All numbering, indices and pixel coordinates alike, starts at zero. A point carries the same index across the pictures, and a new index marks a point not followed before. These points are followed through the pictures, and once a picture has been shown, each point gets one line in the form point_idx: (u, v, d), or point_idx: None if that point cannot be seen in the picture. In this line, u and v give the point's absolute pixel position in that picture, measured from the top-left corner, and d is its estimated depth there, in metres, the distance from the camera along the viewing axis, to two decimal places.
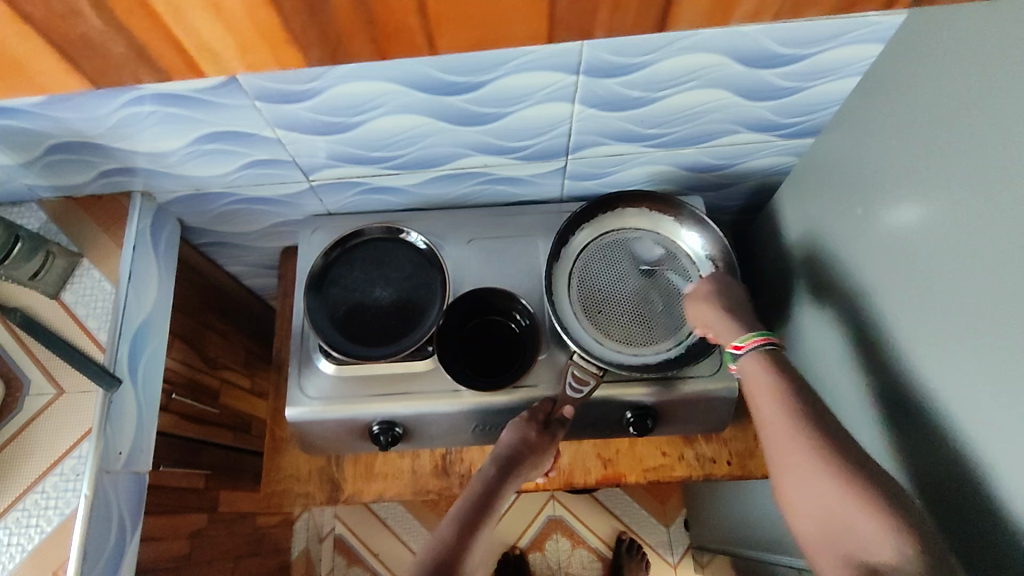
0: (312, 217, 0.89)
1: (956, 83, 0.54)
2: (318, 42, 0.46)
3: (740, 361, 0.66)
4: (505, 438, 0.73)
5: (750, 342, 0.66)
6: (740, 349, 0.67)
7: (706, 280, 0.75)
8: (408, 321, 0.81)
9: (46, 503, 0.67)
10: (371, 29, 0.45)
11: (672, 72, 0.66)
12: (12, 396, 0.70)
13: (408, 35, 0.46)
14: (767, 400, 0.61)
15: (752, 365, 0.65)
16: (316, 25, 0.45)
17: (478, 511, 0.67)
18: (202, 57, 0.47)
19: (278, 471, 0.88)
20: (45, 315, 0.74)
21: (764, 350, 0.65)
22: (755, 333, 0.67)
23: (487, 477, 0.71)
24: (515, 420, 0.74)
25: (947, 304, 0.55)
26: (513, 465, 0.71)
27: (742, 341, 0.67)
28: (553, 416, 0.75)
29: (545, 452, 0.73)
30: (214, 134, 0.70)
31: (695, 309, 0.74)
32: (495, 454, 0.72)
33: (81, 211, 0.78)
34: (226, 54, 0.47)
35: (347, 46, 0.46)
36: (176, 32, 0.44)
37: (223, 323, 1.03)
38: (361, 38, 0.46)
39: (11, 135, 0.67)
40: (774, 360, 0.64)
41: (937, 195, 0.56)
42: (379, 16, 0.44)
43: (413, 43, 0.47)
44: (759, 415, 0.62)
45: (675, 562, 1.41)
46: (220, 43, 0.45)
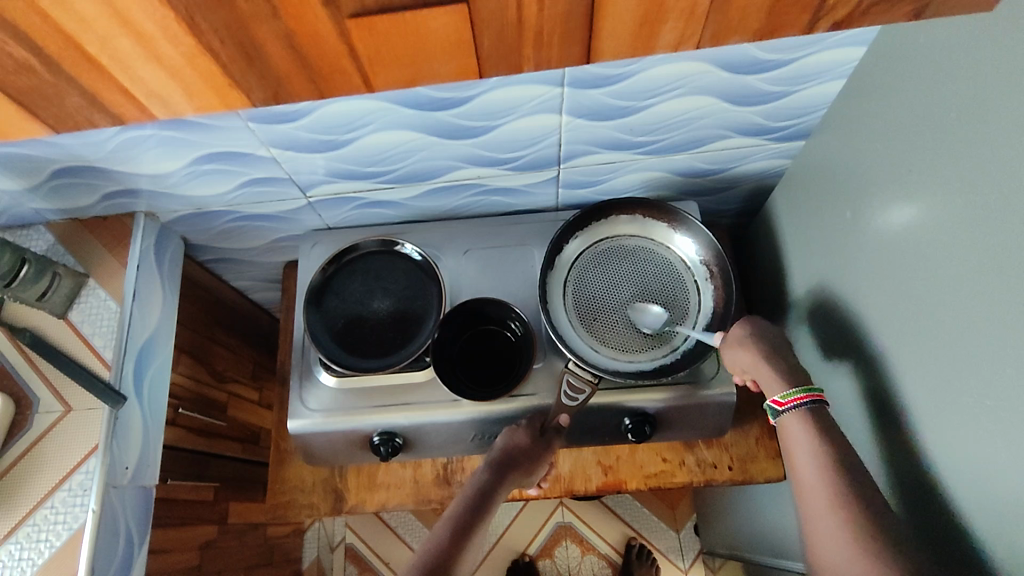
0: (312, 232, 0.90)
1: (939, 85, 0.53)
2: (260, 86, 0.48)
3: (780, 417, 0.67)
4: (499, 443, 0.75)
5: (791, 398, 0.67)
6: (782, 405, 0.67)
7: (743, 325, 0.74)
8: (405, 332, 0.82)
9: (55, 518, 0.69)
10: (310, 72, 0.47)
11: (657, 81, 0.67)
12: (22, 415, 0.72)
13: (345, 78, 0.48)
14: (804, 458, 0.63)
15: (794, 423, 0.66)
16: (254, 71, 0.47)
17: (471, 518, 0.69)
18: (154, 105, 0.50)
19: (284, 482, 0.89)
20: (54, 335, 0.76)
21: (808, 408, 0.66)
22: (797, 389, 0.67)
23: (481, 482, 0.72)
24: (509, 428, 0.75)
25: (937, 307, 0.55)
26: (507, 470, 0.72)
27: (783, 397, 0.68)
28: (548, 425, 0.76)
29: (540, 460, 0.74)
30: (211, 154, 0.71)
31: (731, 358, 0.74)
32: (488, 459, 0.74)
33: (87, 232, 0.81)
34: (176, 100, 0.49)
35: (288, 87, 0.48)
36: (126, 82, 0.47)
37: (230, 338, 1.05)
38: (303, 81, 0.48)
39: (16, 161, 0.70)
40: (817, 419, 0.65)
41: (925, 197, 0.56)
42: (312, 59, 0.46)
43: (351, 82, 0.49)
44: (797, 475, 0.63)
45: (686, 567, 1.40)
46: (170, 92, 0.49)
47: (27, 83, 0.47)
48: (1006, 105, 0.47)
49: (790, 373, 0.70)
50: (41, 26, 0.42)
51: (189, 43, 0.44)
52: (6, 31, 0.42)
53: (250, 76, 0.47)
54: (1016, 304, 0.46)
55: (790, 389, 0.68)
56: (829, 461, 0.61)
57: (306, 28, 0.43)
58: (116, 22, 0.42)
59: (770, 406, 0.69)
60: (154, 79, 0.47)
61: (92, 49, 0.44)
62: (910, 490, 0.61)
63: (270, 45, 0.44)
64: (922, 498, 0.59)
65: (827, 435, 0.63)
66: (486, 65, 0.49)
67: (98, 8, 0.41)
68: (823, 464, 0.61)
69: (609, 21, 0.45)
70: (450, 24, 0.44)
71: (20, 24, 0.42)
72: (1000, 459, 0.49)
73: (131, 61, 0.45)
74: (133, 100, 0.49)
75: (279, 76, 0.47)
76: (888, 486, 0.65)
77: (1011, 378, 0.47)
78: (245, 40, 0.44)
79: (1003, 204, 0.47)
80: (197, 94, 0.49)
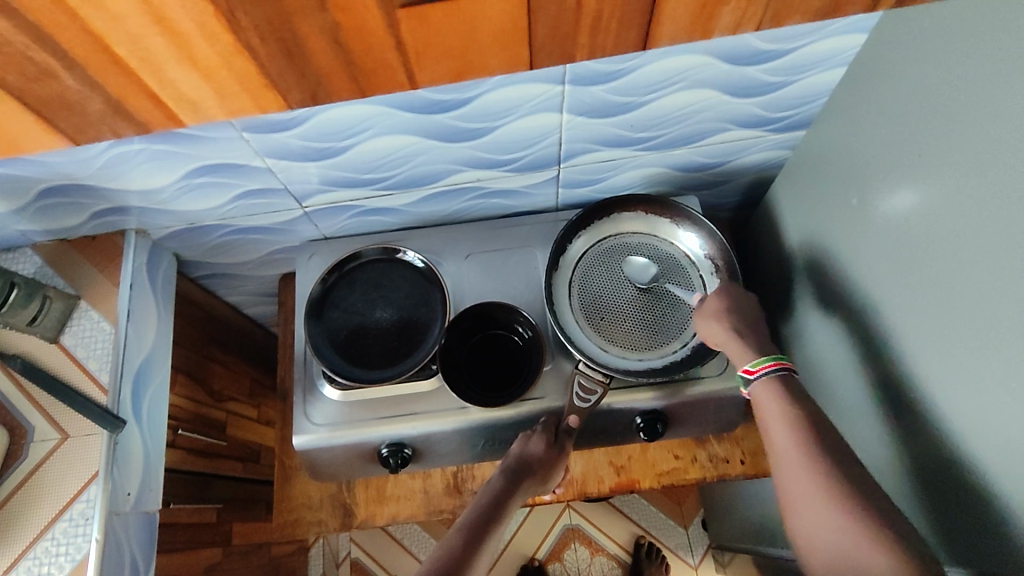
0: (309, 243, 0.88)
1: (942, 70, 0.53)
2: (298, 86, 0.49)
3: (752, 386, 0.67)
4: (514, 448, 0.74)
5: (762, 367, 0.66)
6: (753, 373, 0.67)
7: (715, 295, 0.74)
8: (410, 341, 0.80)
9: (56, 550, 0.66)
10: (353, 69, 0.48)
11: (656, 76, 0.66)
12: (17, 444, 0.70)
13: (390, 72, 0.49)
14: (779, 424, 0.61)
15: (766, 393, 0.64)
16: (294, 69, 0.47)
17: (488, 521, 0.66)
18: (183, 111, 0.51)
19: (290, 500, 0.87)
20: (46, 361, 0.73)
21: (776, 376, 0.65)
22: (766, 358, 0.67)
23: (496, 488, 0.70)
24: (522, 435, 0.74)
25: (948, 292, 0.55)
26: (521, 473, 0.71)
27: (754, 365, 0.67)
28: (560, 428, 0.75)
29: (555, 464, 0.73)
30: (204, 167, 0.69)
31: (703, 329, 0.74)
32: (502, 464, 0.72)
33: (77, 252, 0.78)
34: (208, 105, 0.51)
35: (328, 87, 0.50)
36: (155, 86, 0.48)
37: (227, 354, 1.02)
38: (343, 78, 0.49)
39: (0, 183, 0.67)
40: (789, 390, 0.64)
41: (929, 183, 0.56)
42: (357, 56, 0.47)
43: (395, 77, 0.50)
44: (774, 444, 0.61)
45: (696, 564, 1.39)
46: (202, 95, 0.49)
47: (48, 91, 0.47)
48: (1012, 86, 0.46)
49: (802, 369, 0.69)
50: (67, 29, 0.42)
51: (227, 39, 0.44)
52: (31, 34, 0.42)
53: (288, 76, 0.48)
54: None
55: (760, 357, 0.68)
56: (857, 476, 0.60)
57: (354, 21, 0.44)
58: (151, 20, 0.42)
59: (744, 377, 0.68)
60: (186, 81, 0.48)
61: (123, 50, 0.44)
62: (929, 476, 0.61)
63: (312, 38, 0.45)
64: (943, 484, 0.59)
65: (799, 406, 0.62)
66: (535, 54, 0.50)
67: (132, 5, 0.41)
68: (796, 428, 0.60)
69: (669, 7, 0.47)
70: (506, 10, 0.45)
71: (44, 25, 0.41)
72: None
73: (162, 62, 0.45)
74: (161, 104, 0.50)
75: (319, 74, 0.48)
76: (907, 475, 0.65)
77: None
78: (286, 35, 0.44)
79: (1011, 187, 0.47)
80: (229, 95, 0.50)
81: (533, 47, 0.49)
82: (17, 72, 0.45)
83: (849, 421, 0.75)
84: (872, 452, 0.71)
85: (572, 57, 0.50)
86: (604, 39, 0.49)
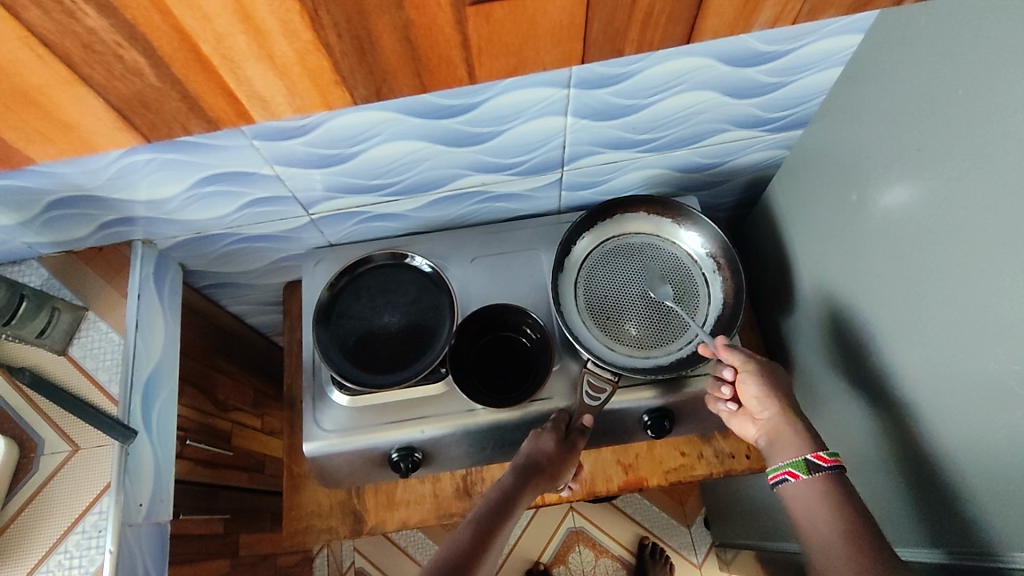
0: (314, 250, 0.89)
1: (938, 67, 0.55)
2: (364, 82, 0.56)
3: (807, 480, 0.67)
4: (525, 447, 0.74)
5: (834, 460, 0.67)
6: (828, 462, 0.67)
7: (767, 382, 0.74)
8: (419, 344, 0.81)
9: (69, 562, 0.66)
10: (418, 66, 0.55)
11: (659, 78, 0.68)
12: (26, 458, 0.69)
13: (451, 69, 0.56)
14: (823, 509, 0.65)
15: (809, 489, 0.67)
16: (363, 66, 0.54)
17: (496, 517, 0.66)
18: (255, 107, 0.58)
19: (299, 509, 0.87)
20: (56, 373, 0.73)
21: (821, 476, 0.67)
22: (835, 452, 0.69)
23: (506, 483, 0.71)
24: (534, 431, 0.75)
25: (951, 281, 0.56)
26: (532, 471, 0.71)
27: (827, 454, 0.68)
28: (572, 425, 0.76)
29: (566, 461, 0.74)
30: (213, 176, 0.70)
31: (753, 391, 0.73)
32: (514, 462, 0.73)
33: (83, 263, 0.78)
34: (277, 100, 0.57)
35: (392, 82, 0.56)
36: (234, 84, 0.54)
37: (231, 364, 1.02)
38: (408, 73, 0.56)
39: (10, 195, 0.67)
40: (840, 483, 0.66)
41: (928, 177, 0.58)
42: (423, 53, 0.54)
43: (455, 74, 0.57)
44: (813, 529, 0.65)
45: (699, 563, 1.40)
46: (274, 93, 0.56)
47: (131, 87, 0.53)
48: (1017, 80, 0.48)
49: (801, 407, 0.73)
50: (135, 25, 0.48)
51: (306, 38, 0.50)
52: (125, 33, 0.47)
53: (357, 73, 0.55)
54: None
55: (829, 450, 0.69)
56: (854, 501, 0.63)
57: (425, 18, 0.50)
58: (238, 20, 0.48)
59: (806, 459, 0.68)
60: (262, 79, 0.54)
61: (208, 48, 0.50)
62: (935, 461, 0.63)
63: (385, 39, 0.52)
64: (954, 467, 0.60)
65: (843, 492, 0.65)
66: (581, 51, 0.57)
67: (224, 8, 0.47)
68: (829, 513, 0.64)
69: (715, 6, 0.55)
70: (565, 8, 0.52)
71: (138, 23, 0.47)
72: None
73: (243, 62, 0.52)
74: (235, 101, 0.57)
75: (384, 73, 0.55)
76: (914, 461, 0.66)
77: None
78: (360, 33, 0.50)
79: (1011, 177, 0.49)
80: (300, 94, 0.57)
81: (585, 42, 0.56)
82: (104, 69, 0.51)
83: (853, 412, 0.77)
84: (876, 442, 0.73)
85: (619, 50, 0.58)
86: (649, 37, 0.56)
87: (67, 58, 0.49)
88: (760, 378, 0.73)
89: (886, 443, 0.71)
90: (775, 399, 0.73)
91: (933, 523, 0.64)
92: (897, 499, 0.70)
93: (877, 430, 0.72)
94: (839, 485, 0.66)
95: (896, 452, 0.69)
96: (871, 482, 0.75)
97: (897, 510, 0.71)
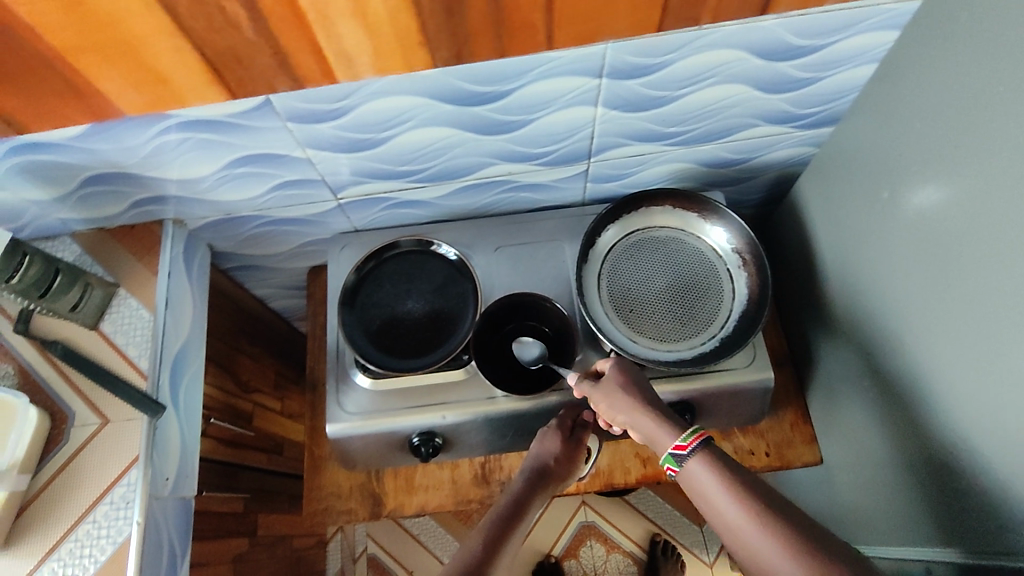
0: (340, 235, 0.90)
1: (976, 63, 0.55)
2: (448, 44, 0.56)
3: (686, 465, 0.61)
4: (533, 450, 0.74)
5: (691, 441, 0.61)
6: (686, 448, 0.61)
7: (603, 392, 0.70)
8: (442, 331, 0.81)
9: (98, 532, 0.67)
10: (500, 29, 0.55)
11: (691, 70, 0.67)
12: (58, 429, 0.71)
13: (532, 32, 0.56)
14: (723, 497, 0.57)
15: (698, 472, 0.60)
16: (448, 29, 0.54)
17: (510, 518, 0.67)
18: (340, 66, 0.56)
19: (320, 489, 0.87)
20: (87, 347, 0.74)
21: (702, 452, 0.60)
22: (692, 430, 0.62)
23: (518, 485, 0.71)
24: (542, 430, 0.76)
25: (984, 279, 0.56)
26: (543, 476, 0.71)
27: (684, 439, 0.62)
28: (579, 422, 0.77)
29: (575, 458, 0.74)
30: (246, 157, 0.71)
31: (608, 405, 0.69)
32: (524, 466, 0.73)
33: (115, 240, 0.80)
34: (362, 61, 0.56)
35: (472, 47, 0.56)
36: (324, 42, 0.53)
37: (253, 347, 1.03)
38: (488, 39, 0.56)
39: (48, 170, 0.69)
40: (719, 458, 0.60)
41: (964, 174, 0.57)
42: (508, 14, 0.53)
43: (534, 38, 0.57)
44: (720, 518, 0.57)
45: (711, 561, 1.39)
46: (360, 51, 0.55)
47: (227, 41, 0.52)
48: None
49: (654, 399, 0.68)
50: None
51: None
52: None
53: (442, 33, 0.54)
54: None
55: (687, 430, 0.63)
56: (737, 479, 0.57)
57: None
58: None
59: (670, 452, 0.62)
60: (351, 35, 0.53)
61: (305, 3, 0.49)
62: (961, 462, 0.62)
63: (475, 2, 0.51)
64: (979, 468, 0.60)
65: (730, 468, 0.59)
66: (666, 16, 0.56)
67: None
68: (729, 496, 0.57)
69: None
70: None
71: None
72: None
73: (337, 17, 0.51)
74: (322, 59, 0.55)
75: (467, 33, 0.55)
76: (938, 463, 0.66)
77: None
78: None
79: None
80: (383, 54, 0.56)
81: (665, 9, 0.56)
82: (205, 21, 0.50)
83: (876, 412, 0.76)
84: (899, 442, 0.73)
85: (696, 17, 0.57)
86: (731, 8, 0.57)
87: (174, 12, 0.48)
88: (608, 388, 0.70)
89: (909, 443, 0.70)
90: (623, 404, 0.68)
91: (956, 523, 0.64)
92: (919, 500, 0.70)
93: (901, 429, 0.72)
94: (721, 462, 0.60)
95: (919, 453, 0.69)
96: (892, 482, 0.75)
97: (918, 511, 0.71)
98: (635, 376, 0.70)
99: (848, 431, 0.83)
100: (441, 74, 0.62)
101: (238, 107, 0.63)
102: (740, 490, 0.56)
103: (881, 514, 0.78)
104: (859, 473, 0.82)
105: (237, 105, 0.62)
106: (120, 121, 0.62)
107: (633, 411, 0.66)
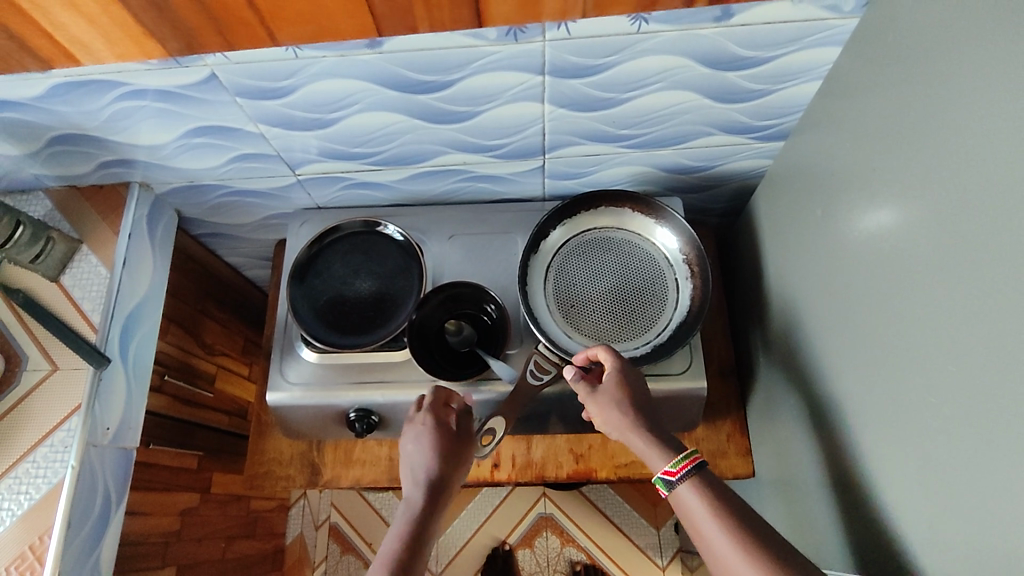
0: (302, 210, 0.92)
1: (910, 87, 0.54)
2: (174, 36, 0.57)
3: (676, 489, 0.63)
4: (413, 455, 0.71)
5: (682, 466, 0.63)
6: (674, 474, 0.63)
7: (600, 400, 0.70)
8: (385, 312, 0.83)
9: (35, 472, 0.71)
10: (219, 25, 0.55)
11: (636, 74, 0.68)
12: (10, 371, 0.75)
13: (251, 30, 0.56)
14: (693, 504, 0.61)
15: (685, 490, 0.62)
16: (166, 21, 0.55)
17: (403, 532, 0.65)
18: (79, 50, 0.58)
19: (263, 453, 0.91)
20: (47, 297, 0.78)
21: (694, 475, 0.62)
22: (685, 455, 0.64)
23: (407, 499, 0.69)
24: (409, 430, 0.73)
25: (900, 306, 0.56)
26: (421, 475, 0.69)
27: (674, 466, 0.64)
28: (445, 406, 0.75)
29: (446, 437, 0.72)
30: (203, 128, 0.73)
31: (602, 416, 0.70)
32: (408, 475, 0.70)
33: (83, 199, 0.83)
34: (99, 47, 0.58)
35: (199, 40, 0.57)
36: (51, 28, 0.55)
37: (221, 311, 1.07)
38: (212, 34, 0.56)
39: (13, 127, 0.72)
40: (709, 485, 0.61)
41: (893, 198, 0.57)
42: (219, 14, 0.54)
43: (257, 34, 0.57)
44: (693, 525, 0.60)
45: (663, 565, 1.40)
46: (91, 38, 0.57)
47: None
48: (977, 104, 0.47)
49: (648, 415, 0.69)
50: None
51: None
52: None
53: (162, 27, 0.55)
54: (984, 312, 0.46)
55: (679, 456, 0.64)
56: (708, 488, 0.61)
57: None
58: None
59: (663, 477, 0.63)
60: (75, 25, 0.55)
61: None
62: (870, 489, 0.62)
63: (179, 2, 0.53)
64: (883, 496, 0.60)
65: (721, 496, 0.60)
66: (380, 24, 0.57)
67: None
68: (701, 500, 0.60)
69: None
70: None
71: None
72: (954, 463, 0.50)
73: (51, 8, 0.52)
74: (57, 42, 0.57)
75: (191, 30, 0.56)
76: (852, 486, 0.66)
77: (975, 382, 0.47)
78: None
79: (970, 205, 0.48)
80: (117, 43, 0.57)
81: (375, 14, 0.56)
82: None
83: (803, 431, 0.76)
84: (821, 464, 0.73)
85: (412, 26, 0.57)
86: (432, 10, 0.56)
87: None
88: (604, 399, 0.70)
89: (829, 464, 0.70)
90: (618, 422, 0.69)
91: (863, 548, 0.64)
92: (834, 522, 0.70)
93: (822, 450, 0.72)
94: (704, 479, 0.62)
95: (838, 475, 0.68)
96: (814, 500, 0.75)
97: (833, 531, 0.71)
98: (633, 383, 0.71)
99: (782, 447, 0.83)
100: (387, 62, 0.64)
101: (185, 79, 0.65)
102: (728, 518, 0.58)
103: (806, 533, 0.78)
104: (790, 491, 0.82)
105: (184, 78, 0.65)
106: (78, 84, 0.66)
107: (628, 432, 0.68)
